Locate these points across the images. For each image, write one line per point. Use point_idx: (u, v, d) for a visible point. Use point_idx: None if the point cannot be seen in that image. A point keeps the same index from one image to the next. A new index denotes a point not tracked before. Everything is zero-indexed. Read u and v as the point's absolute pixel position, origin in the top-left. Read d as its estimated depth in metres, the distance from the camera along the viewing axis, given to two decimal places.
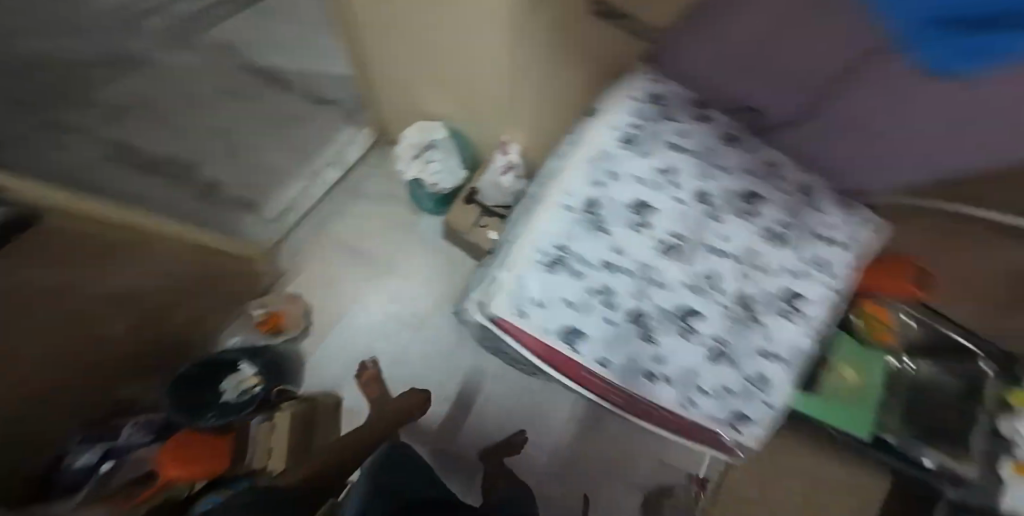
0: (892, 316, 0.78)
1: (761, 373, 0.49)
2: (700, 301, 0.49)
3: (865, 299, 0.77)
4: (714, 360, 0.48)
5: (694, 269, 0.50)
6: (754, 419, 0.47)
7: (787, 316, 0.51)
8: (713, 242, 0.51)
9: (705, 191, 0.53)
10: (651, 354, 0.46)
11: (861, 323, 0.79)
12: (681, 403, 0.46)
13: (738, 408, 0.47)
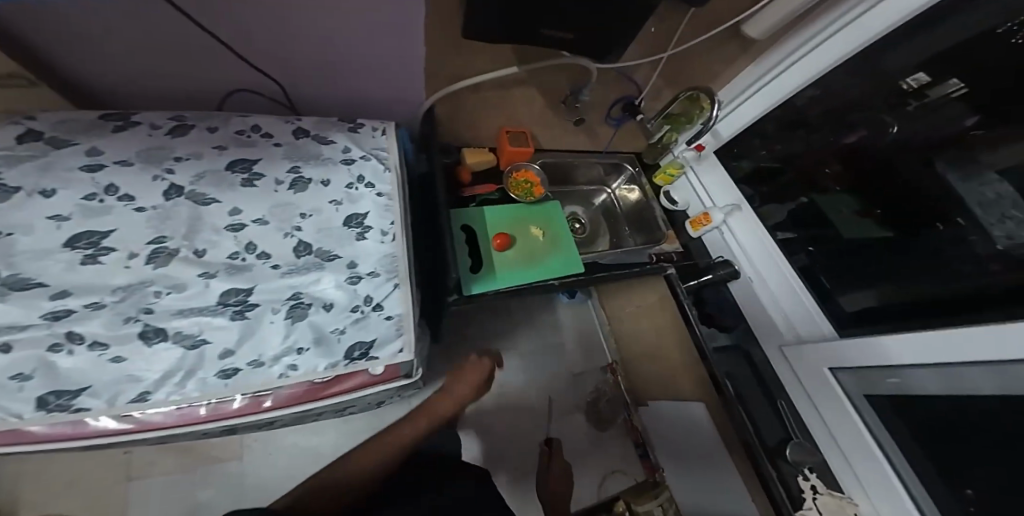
0: (524, 169, 1.05)
1: (374, 294, 0.59)
2: (258, 263, 0.56)
3: (463, 157, 0.99)
4: (304, 317, 0.54)
5: (257, 248, 0.56)
6: (391, 318, 0.59)
7: (366, 231, 0.62)
8: (262, 214, 0.58)
9: (250, 175, 0.60)
10: (217, 351, 0.50)
11: (518, 197, 1.01)
12: (299, 369, 0.52)
13: (363, 341, 0.56)
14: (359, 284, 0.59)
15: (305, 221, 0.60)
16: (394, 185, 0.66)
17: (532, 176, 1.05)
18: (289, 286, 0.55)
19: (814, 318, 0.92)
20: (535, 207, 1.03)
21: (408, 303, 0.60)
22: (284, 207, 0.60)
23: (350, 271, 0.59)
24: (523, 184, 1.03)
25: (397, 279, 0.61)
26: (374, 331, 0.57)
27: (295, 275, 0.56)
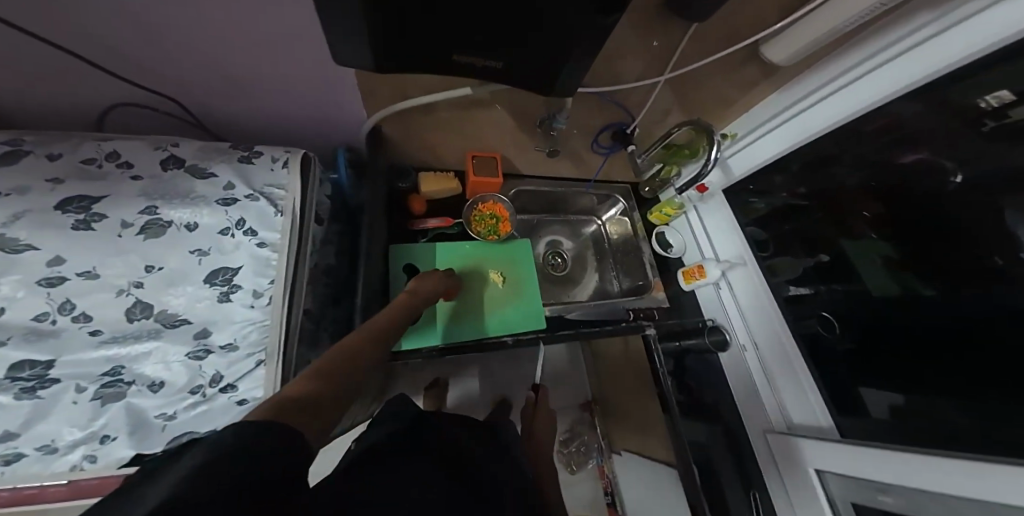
0: (493, 202, 0.91)
1: (228, 372, 0.49)
2: (74, 328, 0.46)
3: (418, 184, 0.85)
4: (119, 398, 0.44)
5: (75, 310, 0.46)
6: (247, 405, 0.48)
7: (234, 290, 0.53)
8: (92, 264, 0.48)
9: (89, 214, 0.50)
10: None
11: (479, 235, 0.87)
12: (98, 464, 0.43)
13: (196, 431, 0.45)
14: (207, 354, 0.49)
15: (153, 275, 0.50)
16: (282, 234, 0.57)
17: (502, 209, 0.91)
18: (106, 360, 0.45)
19: (808, 399, 0.82)
20: (501, 246, 0.91)
21: (274, 385, 0.50)
22: (127, 256, 0.50)
23: (199, 341, 0.49)
24: (488, 220, 0.89)
25: (263, 355, 0.51)
26: (217, 421, 0.46)
27: (121, 344, 0.46)
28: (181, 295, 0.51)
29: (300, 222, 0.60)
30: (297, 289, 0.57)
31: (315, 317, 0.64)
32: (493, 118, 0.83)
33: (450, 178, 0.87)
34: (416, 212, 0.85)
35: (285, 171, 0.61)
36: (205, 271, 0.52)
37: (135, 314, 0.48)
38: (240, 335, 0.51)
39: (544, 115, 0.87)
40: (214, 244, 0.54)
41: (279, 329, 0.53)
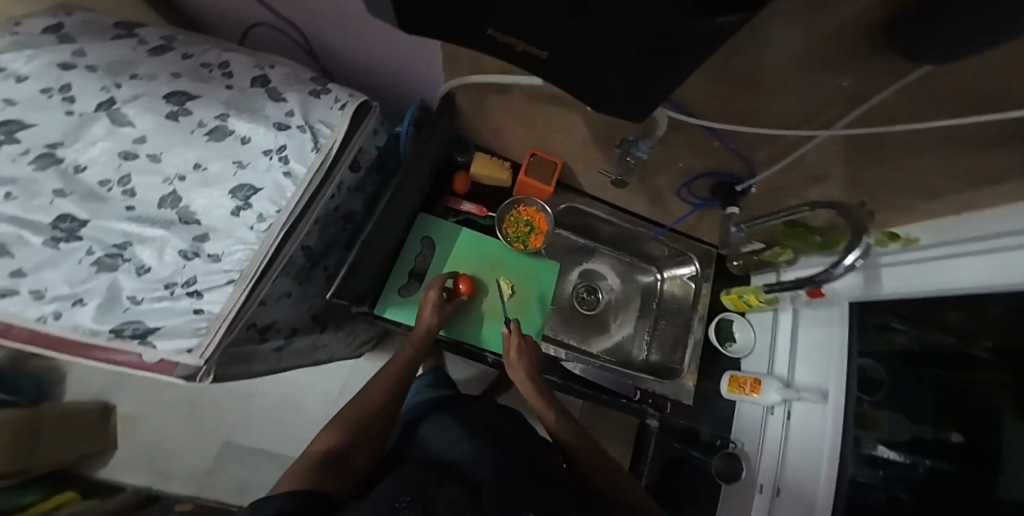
0: (537, 208, 0.85)
1: (202, 280, 0.48)
2: (119, 199, 0.49)
3: (472, 161, 0.83)
4: (111, 270, 0.47)
5: (128, 186, 0.49)
6: (201, 314, 0.48)
7: (245, 208, 0.50)
8: (161, 150, 0.50)
9: (180, 108, 0.52)
10: (11, 267, 0.45)
11: (506, 237, 0.83)
12: (61, 324, 0.45)
13: (144, 323, 0.47)
14: (195, 257, 0.49)
15: (194, 174, 0.50)
16: (310, 171, 0.51)
17: (542, 219, 0.84)
18: (121, 233, 0.48)
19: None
20: (527, 256, 0.84)
21: (233, 306, 0.48)
22: (186, 151, 0.50)
23: (194, 245, 0.49)
24: (521, 225, 0.83)
25: (236, 275, 0.49)
26: (169, 319, 0.47)
27: (140, 225, 0.48)
28: (204, 199, 0.50)
29: (332, 164, 0.54)
30: (300, 232, 0.53)
31: (315, 255, 0.63)
32: (555, 119, 0.67)
33: (502, 167, 0.83)
34: (459, 190, 0.85)
35: (344, 109, 0.55)
36: (229, 183, 0.50)
37: (166, 204, 0.49)
38: (231, 253, 0.49)
39: (627, 136, 0.65)
40: (250, 161, 0.51)
41: (263, 262, 0.49)
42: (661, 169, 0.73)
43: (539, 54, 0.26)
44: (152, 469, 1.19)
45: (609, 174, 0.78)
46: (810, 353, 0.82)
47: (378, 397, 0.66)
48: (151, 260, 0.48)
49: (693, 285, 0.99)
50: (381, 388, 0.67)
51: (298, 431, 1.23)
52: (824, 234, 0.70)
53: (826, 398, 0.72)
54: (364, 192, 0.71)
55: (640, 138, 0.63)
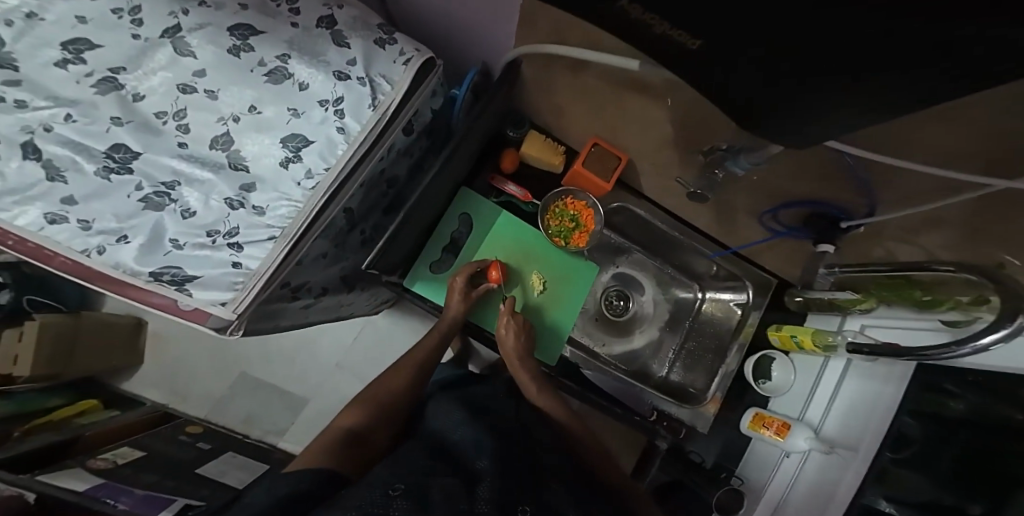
0: (586, 203, 0.78)
1: (244, 233, 0.46)
2: (172, 134, 0.45)
3: (523, 140, 0.76)
4: (158, 210, 0.45)
5: (184, 121, 0.46)
6: (239, 268, 0.47)
7: (295, 161, 0.46)
8: (218, 86, 0.46)
9: (243, 43, 0.46)
10: (63, 194, 0.43)
11: (547, 229, 0.78)
12: (104, 259, 0.44)
13: (184, 269, 0.46)
14: (239, 208, 0.46)
15: (248, 117, 0.46)
16: (363, 130, 0.47)
17: (590, 216, 0.78)
18: (171, 172, 0.46)
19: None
20: (566, 254, 0.80)
21: (270, 263, 0.47)
22: (243, 91, 0.46)
23: (240, 193, 0.46)
24: (566, 220, 0.78)
25: (277, 232, 0.47)
26: (208, 268, 0.46)
27: (190, 165, 0.46)
28: (256, 147, 0.46)
29: (388, 126, 0.50)
30: (346, 194, 0.50)
31: (355, 218, 0.61)
32: (636, 108, 0.57)
33: (556, 152, 0.75)
34: (504, 168, 0.79)
35: (410, 67, 0.49)
36: (284, 134, 0.46)
37: (215, 146, 0.46)
38: (276, 209, 0.47)
39: (719, 145, 0.54)
40: (308, 111, 0.47)
41: (307, 222, 0.47)
42: (745, 192, 0.61)
43: (692, 42, 0.19)
44: (174, 389, 1.26)
45: (687, 186, 0.66)
46: (849, 408, 0.80)
47: (400, 381, 0.68)
48: (195, 204, 0.46)
49: (740, 313, 0.93)
50: (405, 371, 0.70)
51: (307, 376, 1.26)
52: (928, 288, 0.62)
53: (857, 451, 0.75)
54: (411, 157, 0.66)
55: (740, 151, 0.51)
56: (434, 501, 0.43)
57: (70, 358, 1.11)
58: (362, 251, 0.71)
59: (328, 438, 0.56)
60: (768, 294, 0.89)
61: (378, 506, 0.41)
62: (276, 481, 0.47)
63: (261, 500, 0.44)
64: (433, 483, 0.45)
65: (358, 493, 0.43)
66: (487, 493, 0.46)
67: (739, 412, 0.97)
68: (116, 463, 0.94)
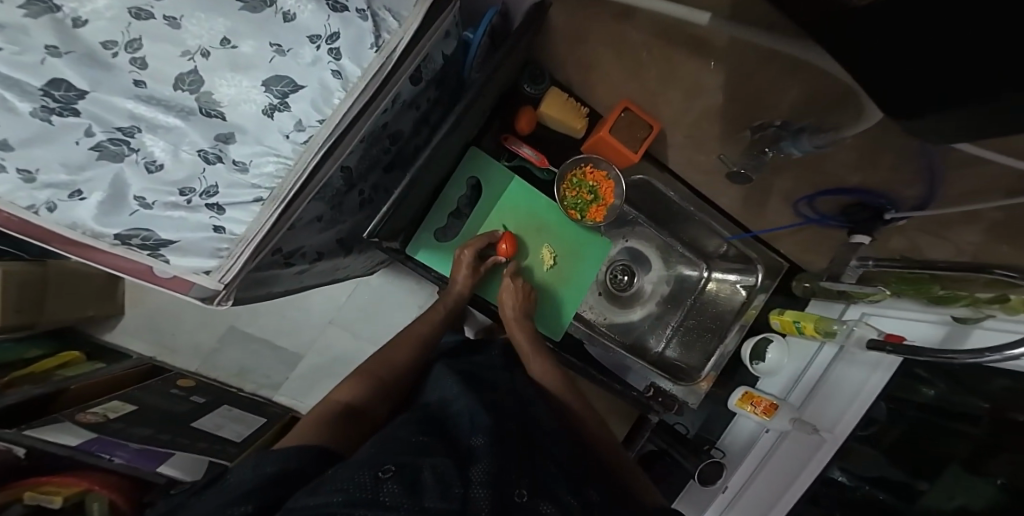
0: (606, 174, 0.73)
1: (224, 193, 0.40)
2: (125, 70, 0.34)
3: (544, 99, 0.68)
4: (116, 161, 0.37)
5: (139, 55, 0.34)
6: (222, 233, 0.41)
7: (281, 108, 0.38)
8: (180, 11, 0.33)
9: None
10: None
11: (563, 201, 0.74)
12: (57, 218, 0.37)
13: (156, 232, 0.40)
14: (216, 164, 0.39)
15: (221, 52, 0.35)
16: (366, 75, 0.39)
17: (609, 188, 0.73)
18: (128, 116, 0.35)
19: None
20: (580, 228, 0.77)
21: (259, 228, 0.41)
22: (213, 19, 0.34)
23: (217, 144, 0.38)
24: (584, 190, 0.73)
25: (264, 194, 0.40)
26: (185, 232, 0.40)
27: (151, 110, 0.36)
28: (235, 93, 0.37)
29: (394, 70, 0.41)
30: (344, 152, 0.43)
31: (353, 177, 0.54)
32: (690, 73, 0.55)
33: (579, 115, 0.69)
34: (520, 129, 0.72)
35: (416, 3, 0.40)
36: (268, 79, 0.37)
37: (184, 90, 0.36)
38: (261, 167, 0.39)
39: (775, 120, 0.53)
40: (293, 49, 0.37)
41: (300, 185, 0.40)
42: (788, 174, 0.60)
43: None
44: (161, 342, 1.23)
45: (729, 164, 0.64)
46: (830, 394, 0.85)
47: (390, 351, 0.67)
48: (161, 157, 0.38)
49: (744, 295, 0.92)
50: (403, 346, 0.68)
51: (301, 333, 1.24)
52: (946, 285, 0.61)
53: (834, 431, 0.84)
54: (416, 110, 0.58)
55: (803, 130, 0.51)
56: (427, 483, 0.37)
57: (40, 308, 1.05)
58: (360, 214, 0.65)
59: (323, 413, 0.54)
60: (776, 277, 0.86)
61: (366, 490, 0.35)
62: (255, 458, 0.41)
63: (241, 484, 0.37)
64: (424, 464, 0.40)
65: (340, 475, 0.37)
66: (483, 472, 0.41)
67: (729, 389, 0.99)
68: (106, 417, 0.91)
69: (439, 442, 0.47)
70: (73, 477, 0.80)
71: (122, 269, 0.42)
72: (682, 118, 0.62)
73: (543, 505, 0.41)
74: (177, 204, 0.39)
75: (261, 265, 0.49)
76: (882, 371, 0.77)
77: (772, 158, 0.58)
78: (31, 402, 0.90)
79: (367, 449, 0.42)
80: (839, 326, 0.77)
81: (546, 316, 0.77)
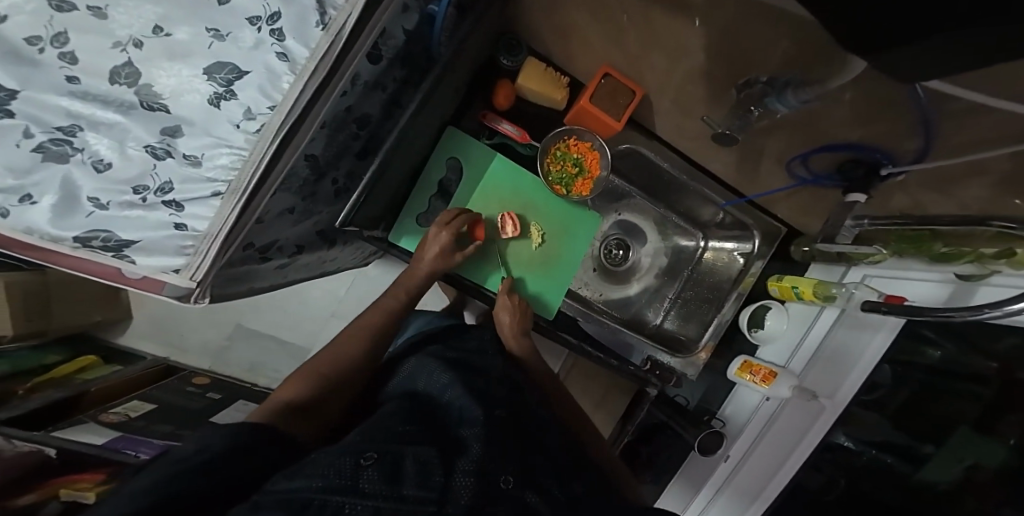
0: (591, 145, 0.70)
1: (179, 190, 0.38)
2: (56, 67, 0.31)
3: (521, 71, 0.64)
4: (63, 162, 0.36)
5: (67, 49, 0.31)
6: (184, 231, 0.40)
7: (227, 97, 0.35)
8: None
9: None
10: None
11: (547, 177, 0.72)
12: (14, 221, 0.37)
13: (115, 233, 0.39)
14: (172, 162, 0.37)
15: (155, 42, 0.32)
16: (312, 57, 0.35)
17: (595, 160, 0.70)
18: (66, 115, 0.34)
19: (769, 483, 0.96)
20: (566, 204, 0.75)
21: (221, 225, 0.40)
22: (140, 6, 0.31)
23: (164, 139, 0.36)
24: (568, 164, 0.71)
25: (222, 188, 0.39)
26: (146, 231, 0.40)
27: (92, 108, 0.34)
28: (177, 85, 0.34)
29: (344, 51, 0.38)
30: (301, 139, 0.41)
31: (321, 165, 0.52)
32: (677, 33, 0.51)
33: (559, 86, 0.65)
34: (499, 105, 0.69)
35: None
36: (212, 70, 0.34)
37: (124, 85, 0.33)
38: (215, 162, 0.38)
39: (761, 76, 0.50)
40: (234, 35, 0.33)
41: (259, 176, 0.39)
42: (781, 134, 0.57)
43: None
44: (168, 341, 1.25)
45: (714, 127, 0.60)
46: (828, 362, 0.86)
47: (360, 345, 0.65)
48: (112, 156, 0.36)
49: (742, 262, 0.89)
50: (364, 336, 0.67)
51: (303, 326, 1.25)
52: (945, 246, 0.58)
53: (833, 398, 0.85)
54: (383, 91, 0.56)
55: (791, 83, 0.48)
56: (407, 471, 0.39)
57: (49, 315, 1.07)
58: (337, 204, 0.64)
59: (270, 409, 0.51)
60: (773, 244, 0.84)
61: (345, 476, 0.35)
62: (195, 437, 0.38)
63: (186, 460, 0.34)
64: (407, 452, 0.41)
65: (320, 460, 0.36)
66: (468, 462, 0.43)
67: (728, 359, 0.99)
68: (128, 416, 0.97)
69: (418, 429, 0.48)
70: (103, 472, 0.82)
71: (88, 268, 0.42)
72: (666, 84, 0.58)
73: (528, 495, 0.45)
74: (137, 204, 0.38)
75: (233, 261, 0.48)
76: (887, 331, 0.76)
77: (759, 117, 0.56)
78: (52, 408, 0.94)
79: (352, 437, 0.43)
80: (836, 289, 0.76)
81: (537, 297, 0.76)
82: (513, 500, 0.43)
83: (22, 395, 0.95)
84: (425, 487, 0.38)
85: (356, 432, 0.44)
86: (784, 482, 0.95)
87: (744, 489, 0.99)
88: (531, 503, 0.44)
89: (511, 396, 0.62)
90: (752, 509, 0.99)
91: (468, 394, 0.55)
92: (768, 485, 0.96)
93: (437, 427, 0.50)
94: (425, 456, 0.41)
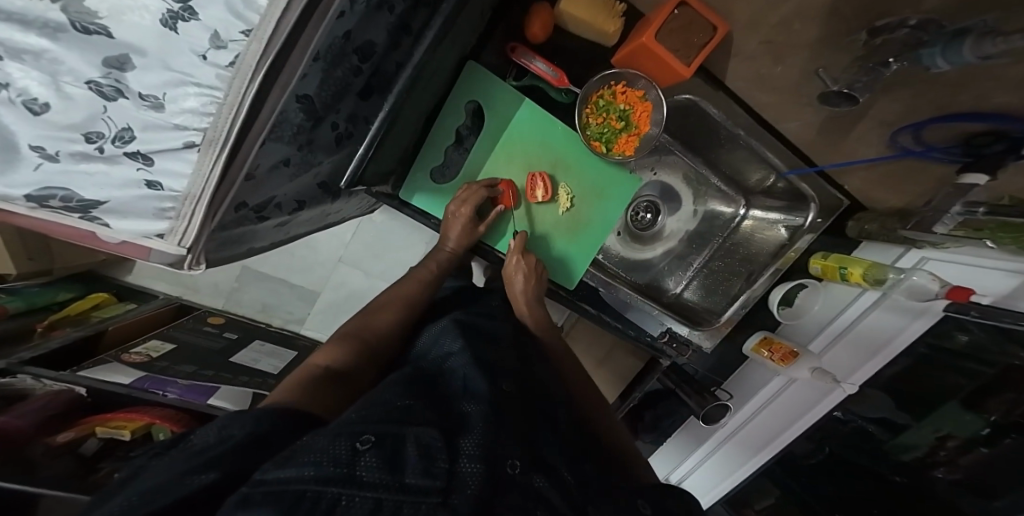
0: (644, 95, 0.59)
1: (142, 138, 0.31)
2: None
3: None
4: None
5: None
6: (159, 191, 0.34)
7: (185, 17, 0.25)
8: None
9: None
10: None
11: (587, 131, 0.62)
12: None
13: (76, 192, 0.34)
14: (132, 109, 0.30)
15: None
16: None
17: (645, 114, 0.60)
18: None
19: (769, 445, 1.01)
20: (602, 164, 0.66)
21: (203, 184, 0.33)
22: None
23: (110, 73, 0.28)
24: (613, 117, 0.61)
25: (195, 138, 0.31)
26: (113, 191, 0.34)
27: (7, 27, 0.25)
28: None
29: None
30: (292, 78, 0.32)
31: (318, 110, 0.44)
32: None
33: (612, 18, 0.52)
34: (531, 36, 0.56)
35: None
36: None
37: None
38: (180, 110, 0.30)
39: (911, 18, 0.40)
40: None
41: (239, 125, 0.31)
42: (901, 94, 0.48)
43: None
44: (177, 281, 1.24)
45: (827, 82, 0.50)
46: (855, 343, 0.81)
47: (374, 320, 0.63)
48: (46, 96, 0.29)
49: (786, 236, 0.80)
50: (382, 310, 0.65)
51: (311, 273, 1.22)
52: None
53: (850, 379, 0.83)
54: (390, 12, 0.44)
55: (967, 33, 0.37)
56: (410, 458, 0.33)
57: (49, 254, 1.07)
58: (340, 152, 0.56)
59: (301, 376, 0.49)
60: (831, 216, 0.73)
61: (342, 463, 0.29)
62: (222, 418, 0.35)
63: (204, 451, 0.32)
64: (407, 434, 0.35)
65: (313, 444, 0.30)
66: (474, 444, 0.37)
67: (747, 332, 0.95)
68: (150, 356, 0.97)
69: (422, 404, 0.42)
70: (135, 413, 0.85)
71: (63, 225, 0.39)
72: (766, 24, 0.47)
73: (538, 479, 0.39)
74: (97, 158, 0.32)
75: (226, 223, 0.42)
76: (924, 320, 0.69)
77: (898, 69, 0.45)
78: (70, 348, 0.95)
79: (352, 412, 0.38)
80: (892, 275, 0.67)
81: (556, 267, 0.69)
82: (523, 487, 0.37)
83: (37, 335, 0.96)
84: (432, 472, 0.32)
85: (362, 406, 0.39)
86: (790, 439, 0.98)
87: (746, 447, 1.05)
88: (540, 489, 0.38)
89: (526, 373, 0.58)
90: (752, 461, 1.06)
91: (470, 370, 0.51)
92: (768, 446, 1.02)
93: (443, 403, 0.45)
94: (429, 440, 0.36)
